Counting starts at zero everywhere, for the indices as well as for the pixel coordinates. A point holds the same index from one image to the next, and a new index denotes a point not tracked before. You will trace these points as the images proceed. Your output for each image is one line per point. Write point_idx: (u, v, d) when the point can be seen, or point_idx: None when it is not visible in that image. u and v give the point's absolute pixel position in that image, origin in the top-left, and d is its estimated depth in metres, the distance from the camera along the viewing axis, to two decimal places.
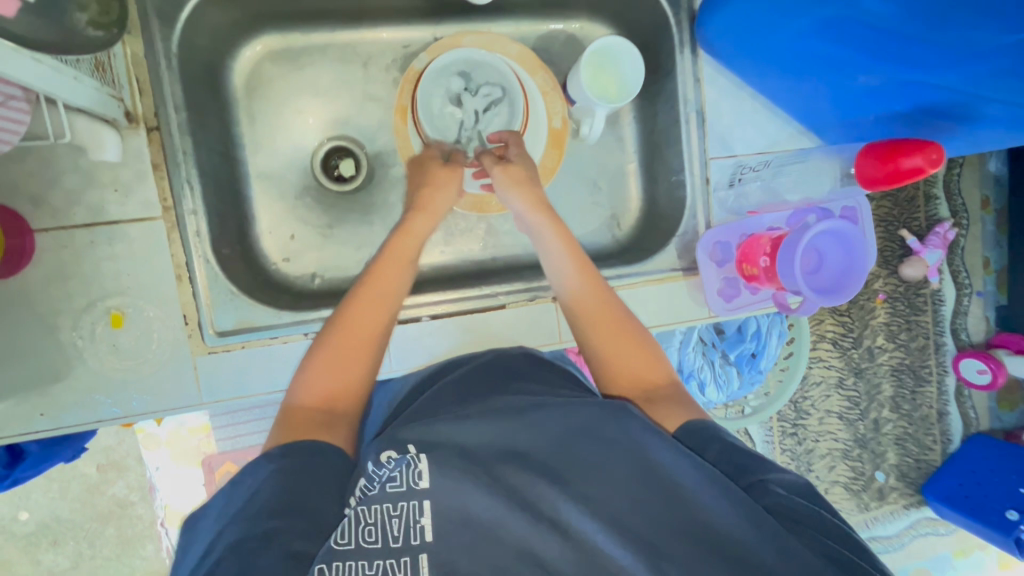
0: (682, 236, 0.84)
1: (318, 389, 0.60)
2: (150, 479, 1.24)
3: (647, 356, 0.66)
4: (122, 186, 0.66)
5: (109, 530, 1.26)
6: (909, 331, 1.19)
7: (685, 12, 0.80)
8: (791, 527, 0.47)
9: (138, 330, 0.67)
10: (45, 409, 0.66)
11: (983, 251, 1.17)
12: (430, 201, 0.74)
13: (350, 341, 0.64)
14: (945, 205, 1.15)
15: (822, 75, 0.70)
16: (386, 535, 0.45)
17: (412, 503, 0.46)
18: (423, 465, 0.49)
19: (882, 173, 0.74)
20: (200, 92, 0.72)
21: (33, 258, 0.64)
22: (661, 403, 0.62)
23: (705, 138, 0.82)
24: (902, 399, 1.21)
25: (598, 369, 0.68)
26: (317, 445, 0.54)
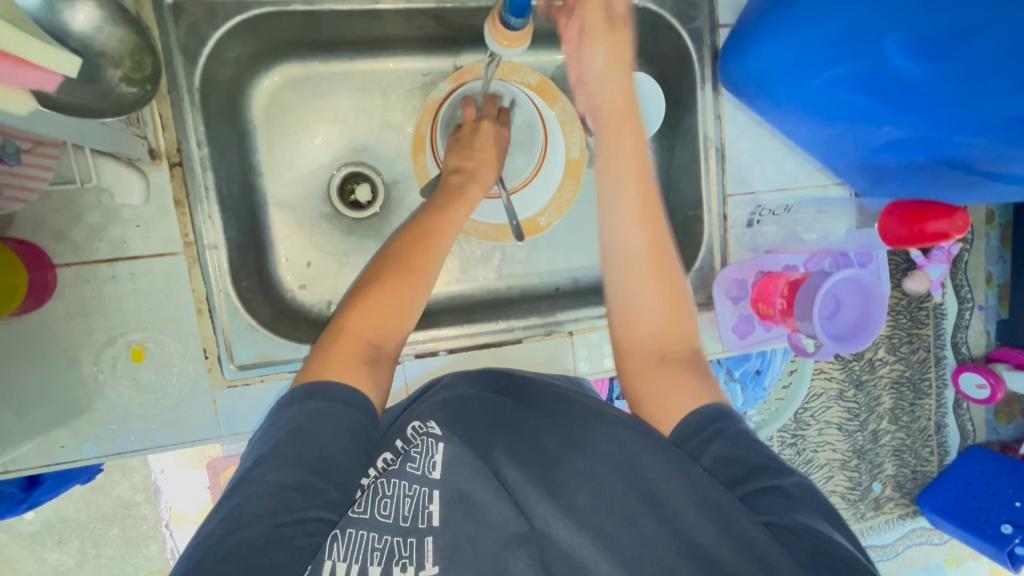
0: (699, 271, 0.83)
1: (364, 325, 0.63)
2: (155, 481, 1.25)
3: (673, 317, 0.65)
4: (144, 222, 0.66)
5: (113, 531, 1.27)
6: (910, 344, 1.20)
7: (707, 48, 0.80)
8: (784, 539, 0.45)
9: (159, 363, 0.68)
10: (66, 441, 0.66)
11: (986, 265, 1.20)
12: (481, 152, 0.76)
13: (397, 287, 0.65)
14: None
15: (847, 120, 0.70)
16: (398, 513, 0.48)
17: (424, 489, 0.50)
18: (440, 456, 0.53)
19: (907, 233, 0.77)
20: (220, 124, 0.72)
21: (55, 293, 0.64)
22: (675, 367, 0.61)
23: (724, 174, 0.82)
24: (901, 411, 1.22)
25: (619, 326, 0.67)
26: (345, 389, 0.56)
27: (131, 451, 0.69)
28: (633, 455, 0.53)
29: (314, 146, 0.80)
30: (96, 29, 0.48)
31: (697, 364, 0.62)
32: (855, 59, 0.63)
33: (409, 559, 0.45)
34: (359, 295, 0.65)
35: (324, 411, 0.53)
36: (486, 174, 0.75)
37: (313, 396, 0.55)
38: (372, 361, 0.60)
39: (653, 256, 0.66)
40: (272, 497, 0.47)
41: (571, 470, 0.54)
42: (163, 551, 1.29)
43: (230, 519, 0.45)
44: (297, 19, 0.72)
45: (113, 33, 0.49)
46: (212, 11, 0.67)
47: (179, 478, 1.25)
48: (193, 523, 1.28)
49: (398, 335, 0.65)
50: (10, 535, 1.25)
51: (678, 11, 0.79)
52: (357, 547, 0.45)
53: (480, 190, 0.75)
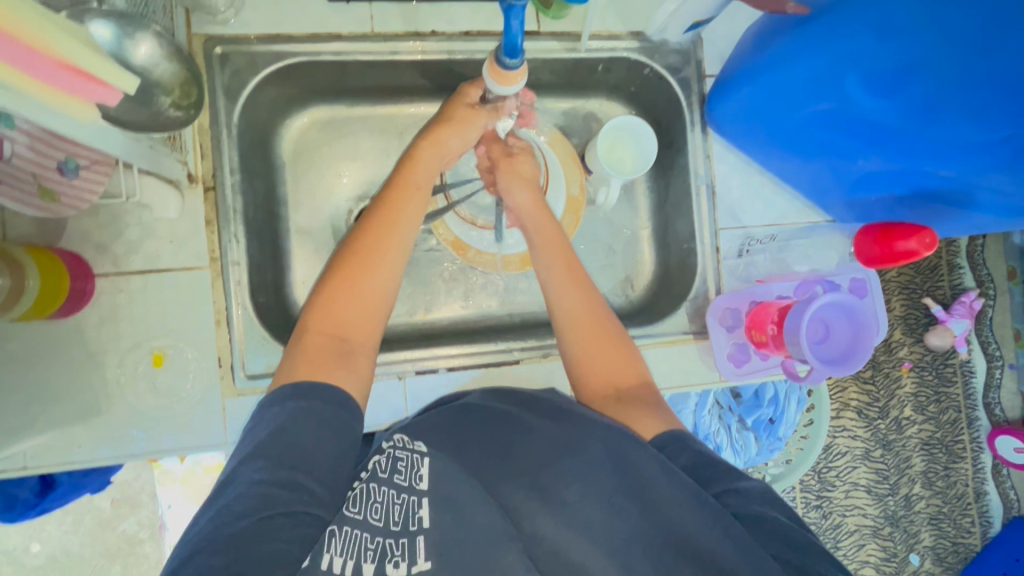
0: (693, 300, 0.87)
1: (336, 315, 0.66)
2: (160, 518, 1.30)
3: (624, 355, 0.71)
4: (177, 238, 0.73)
5: (115, 569, 1.31)
6: (938, 404, 1.24)
7: (696, 94, 0.87)
8: (750, 528, 0.51)
9: (176, 369, 0.73)
10: (82, 441, 0.70)
11: (1012, 323, 1.22)
12: (443, 141, 0.79)
13: (356, 265, 0.68)
14: (969, 275, 1.22)
15: (823, 156, 0.74)
16: (388, 518, 0.51)
17: (412, 498, 0.53)
18: (425, 469, 0.55)
19: (878, 253, 0.78)
20: (251, 157, 0.80)
21: (93, 297, 0.71)
22: (629, 404, 0.66)
23: (715, 209, 0.87)
24: (935, 476, 1.25)
25: (574, 367, 0.72)
26: (320, 386, 0.60)
27: (146, 455, 0.72)
28: (619, 456, 0.55)
29: (335, 180, 0.89)
30: (154, 64, 0.61)
31: (649, 398, 0.67)
32: (826, 99, 0.67)
33: (402, 557, 0.49)
34: (323, 290, 0.68)
35: (305, 411, 0.57)
36: (449, 137, 0.79)
37: (294, 397, 0.58)
38: (346, 354, 0.64)
39: (588, 306, 0.73)
40: (262, 493, 0.50)
41: (559, 469, 0.55)
42: None
43: (220, 518, 0.48)
44: (326, 69, 0.81)
45: (169, 68, 0.62)
46: (253, 60, 0.76)
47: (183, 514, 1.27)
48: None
49: (371, 323, 0.67)
50: (14, 568, 1.30)
51: (667, 63, 0.86)
52: (350, 544, 0.49)
53: (435, 154, 0.78)
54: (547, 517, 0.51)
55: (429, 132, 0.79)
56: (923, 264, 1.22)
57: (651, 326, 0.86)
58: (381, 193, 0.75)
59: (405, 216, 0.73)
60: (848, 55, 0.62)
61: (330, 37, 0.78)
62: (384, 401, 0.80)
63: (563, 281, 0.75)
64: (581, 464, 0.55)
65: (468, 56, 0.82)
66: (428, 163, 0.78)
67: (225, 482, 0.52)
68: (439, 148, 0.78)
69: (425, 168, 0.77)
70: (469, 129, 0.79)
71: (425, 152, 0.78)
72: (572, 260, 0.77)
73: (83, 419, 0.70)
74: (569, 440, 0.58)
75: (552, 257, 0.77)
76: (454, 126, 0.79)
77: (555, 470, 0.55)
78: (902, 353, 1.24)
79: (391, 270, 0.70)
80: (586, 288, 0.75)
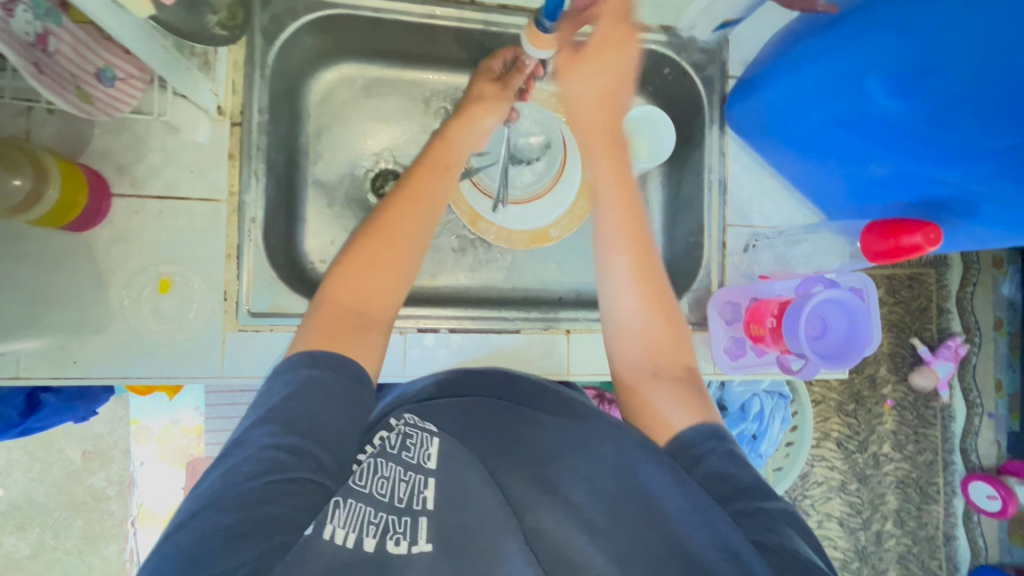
0: (695, 292, 0.89)
1: (354, 287, 0.65)
2: (131, 475, 1.31)
3: (672, 332, 0.69)
4: (198, 168, 0.74)
5: (77, 522, 1.35)
6: (916, 444, 1.28)
7: (717, 94, 0.90)
8: (769, 555, 0.50)
9: (181, 296, 0.73)
10: (78, 357, 0.70)
11: (994, 371, 1.29)
12: (476, 121, 0.80)
13: (379, 237, 0.68)
14: (956, 320, 1.27)
15: (836, 158, 0.77)
16: (394, 495, 0.52)
17: (419, 477, 0.53)
18: (434, 449, 0.56)
19: (883, 248, 0.72)
20: (280, 101, 0.82)
21: (110, 210, 0.71)
22: (668, 380, 0.65)
23: (725, 206, 0.90)
24: (906, 515, 1.29)
25: (616, 340, 0.70)
26: (339, 357, 0.58)
27: (140, 379, 0.72)
28: (627, 458, 0.57)
29: (358, 136, 0.90)
30: None
31: (690, 379, 0.66)
32: (841, 98, 0.70)
33: (403, 534, 0.49)
34: (349, 257, 0.66)
35: (320, 380, 0.56)
36: (483, 114, 0.81)
37: (307, 364, 0.57)
38: (363, 327, 0.63)
39: (647, 270, 0.70)
40: (272, 457, 0.50)
41: (571, 467, 0.58)
42: (120, 552, 1.37)
43: (230, 478, 0.49)
44: (364, 25, 0.83)
45: None
46: (294, 5, 0.78)
47: (154, 474, 1.27)
48: (157, 523, 1.30)
49: (391, 297, 0.66)
50: None
51: (693, 60, 0.89)
52: (353, 518, 0.49)
53: (467, 133, 0.80)
54: (552, 511, 0.55)
55: (461, 113, 0.81)
56: (913, 305, 1.26)
57: None
58: (415, 166, 0.75)
59: (433, 198, 0.73)
60: (864, 56, 0.65)
61: None
62: (383, 356, 0.80)
63: (624, 233, 0.71)
64: (590, 463, 0.58)
65: (502, 30, 0.85)
66: (459, 144, 0.79)
67: (236, 442, 0.52)
68: (469, 130, 0.80)
69: (455, 149, 0.79)
70: (499, 107, 0.81)
71: (456, 133, 0.80)
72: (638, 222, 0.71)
73: (82, 333, 0.70)
74: (581, 437, 0.60)
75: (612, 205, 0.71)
76: (483, 104, 0.81)
77: (564, 464, 0.59)
78: (886, 391, 1.27)
79: (415, 239, 0.70)
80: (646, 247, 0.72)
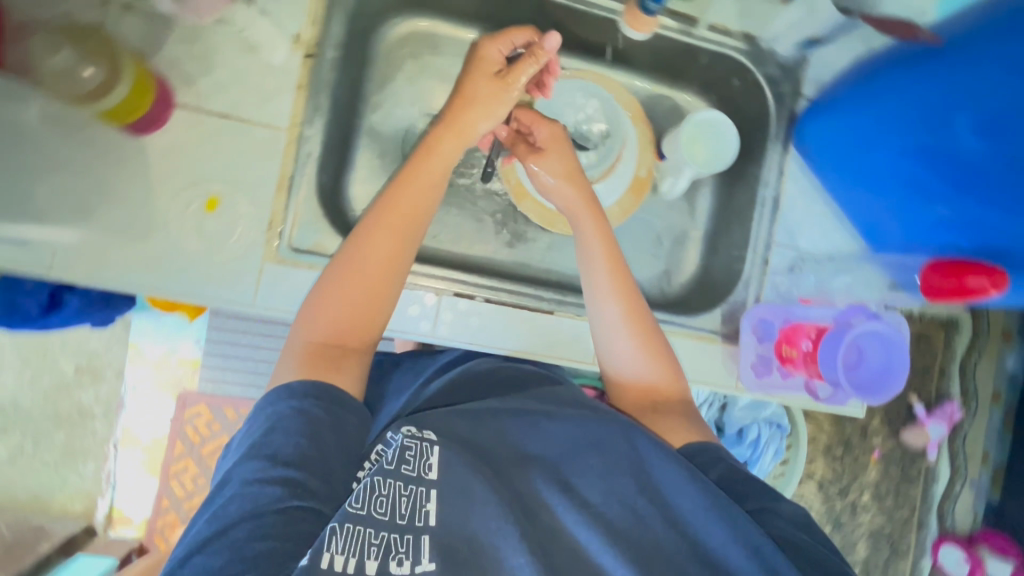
0: (730, 304, 0.89)
1: (325, 320, 0.62)
2: (122, 397, 1.32)
3: (663, 367, 0.71)
4: (265, 93, 0.73)
5: (58, 436, 1.31)
6: (895, 499, 1.29)
7: (787, 110, 0.88)
8: (794, 554, 0.53)
9: (227, 218, 0.72)
10: (113, 260, 0.68)
11: (984, 443, 1.24)
12: (461, 121, 0.73)
13: (354, 265, 0.64)
14: (958, 385, 1.24)
15: (903, 196, 0.78)
16: (394, 511, 0.48)
17: (420, 489, 0.50)
18: (435, 459, 0.53)
19: (947, 285, 0.74)
20: (353, 43, 0.81)
21: (171, 120, 0.70)
22: (664, 415, 0.68)
23: (774, 224, 0.88)
24: (874, 566, 1.29)
25: (612, 376, 0.73)
26: (319, 385, 0.57)
27: (173, 295, 0.71)
28: (644, 457, 0.56)
29: None
30: None
31: (687, 412, 0.69)
32: (925, 134, 0.73)
33: (406, 554, 0.45)
34: (324, 290, 0.63)
35: (298, 411, 0.54)
36: (479, 120, 0.74)
37: (291, 396, 0.55)
38: (339, 356, 0.61)
39: (634, 308, 0.73)
40: (257, 492, 0.48)
41: (584, 465, 0.56)
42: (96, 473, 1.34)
43: (217, 521, 0.47)
44: None
45: None
46: None
47: (145, 400, 1.34)
48: (140, 449, 1.35)
49: (370, 323, 0.64)
50: None
51: (768, 73, 0.88)
52: (352, 540, 0.45)
53: (454, 142, 0.73)
54: (567, 505, 0.53)
55: (449, 117, 0.74)
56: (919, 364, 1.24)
57: (685, 317, 0.88)
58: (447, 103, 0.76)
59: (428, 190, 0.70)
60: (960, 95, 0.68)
61: None
62: (418, 313, 0.81)
63: (616, 270, 0.74)
64: (605, 462, 0.56)
65: (586, 8, 0.87)
66: (449, 153, 0.72)
67: (222, 482, 0.51)
68: (461, 137, 0.73)
69: (442, 159, 0.71)
70: (492, 107, 0.74)
71: (444, 140, 0.73)
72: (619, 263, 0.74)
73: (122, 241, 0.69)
74: (595, 438, 0.58)
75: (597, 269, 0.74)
76: (474, 105, 0.74)
77: (579, 464, 0.56)
78: (875, 442, 1.28)
79: (401, 261, 0.66)
80: (627, 280, 0.74)
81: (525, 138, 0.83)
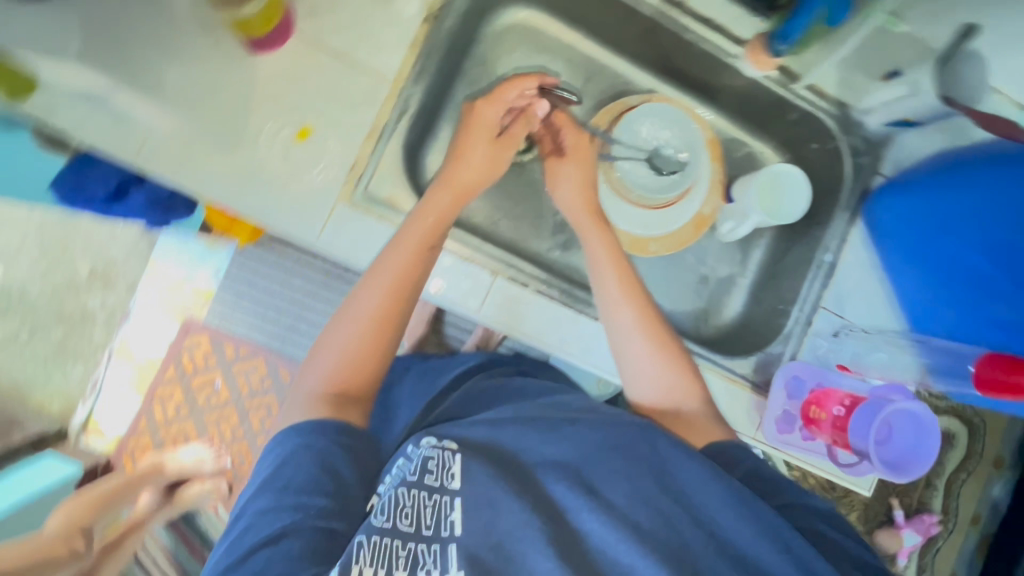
0: (766, 355, 0.89)
1: (326, 364, 0.66)
2: (129, 308, 1.53)
3: (681, 377, 0.75)
4: (380, 44, 0.75)
5: (56, 330, 1.54)
6: None
7: (861, 182, 0.89)
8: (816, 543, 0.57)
9: (314, 150, 0.73)
10: (196, 163, 0.69)
11: (952, 560, 1.35)
12: (455, 177, 0.76)
13: (352, 312, 0.68)
14: (939, 501, 1.33)
15: (968, 288, 0.82)
16: (420, 521, 0.53)
17: (445, 498, 0.55)
18: (456, 467, 0.58)
19: (998, 378, 0.76)
20: (470, 19, 0.83)
21: (287, 43, 0.72)
22: (683, 419, 0.72)
23: (827, 289, 0.88)
24: None
25: (632, 385, 0.77)
26: (329, 423, 0.60)
27: (245, 211, 0.72)
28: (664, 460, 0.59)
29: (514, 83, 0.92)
30: None
31: (707, 412, 0.73)
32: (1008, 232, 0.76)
33: (433, 563, 0.50)
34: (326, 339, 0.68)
35: (308, 446, 0.58)
36: (478, 174, 0.78)
37: (311, 432, 0.59)
38: (342, 397, 0.64)
39: (648, 320, 0.77)
40: (269, 518, 0.54)
41: (604, 471, 0.56)
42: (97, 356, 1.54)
43: (235, 550, 0.53)
44: None
45: None
46: None
47: (150, 315, 1.52)
48: (130, 364, 1.52)
49: (376, 356, 0.67)
50: None
51: (853, 143, 0.89)
52: (381, 552, 0.50)
53: (447, 197, 0.74)
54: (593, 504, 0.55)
55: (443, 173, 0.76)
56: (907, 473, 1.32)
57: (721, 356, 0.89)
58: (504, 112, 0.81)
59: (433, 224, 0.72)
60: None
61: None
62: (467, 287, 0.81)
63: (625, 288, 0.78)
64: (629, 465, 0.58)
65: (698, 40, 0.86)
66: (444, 208, 0.73)
67: (238, 514, 0.57)
68: (459, 193, 0.76)
69: (435, 212, 0.73)
70: (495, 153, 0.79)
71: (438, 194, 0.74)
72: (626, 274, 0.79)
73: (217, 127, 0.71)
74: (618, 441, 0.60)
75: (609, 279, 0.78)
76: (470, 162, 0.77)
77: (603, 470, 0.57)
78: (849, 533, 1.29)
79: (401, 301, 0.69)
80: (637, 292, 0.78)
81: (554, 137, 0.87)
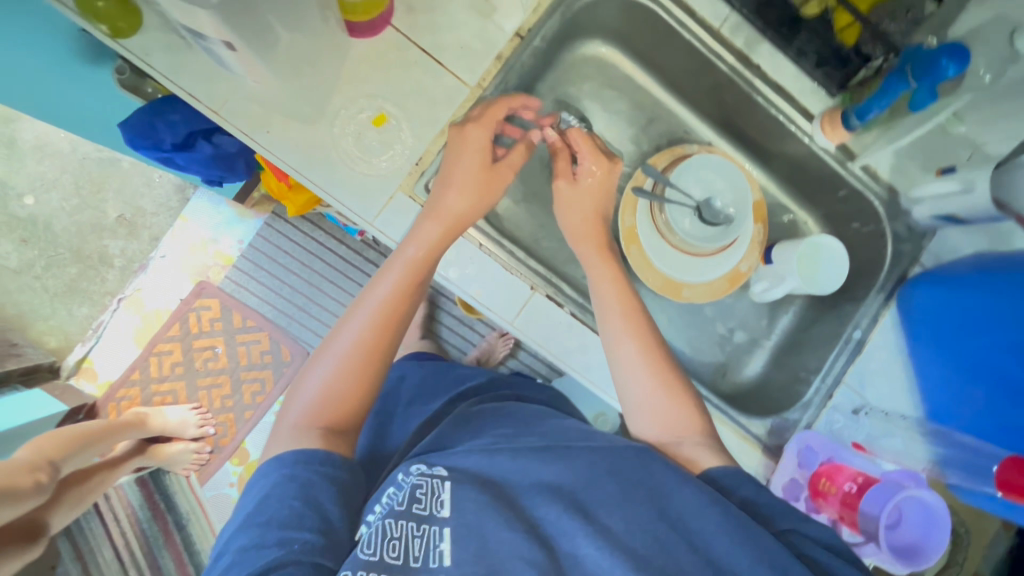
0: (780, 420, 0.91)
1: (312, 396, 0.64)
2: (147, 261, 1.54)
3: (684, 405, 0.70)
4: (467, 50, 0.77)
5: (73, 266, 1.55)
6: None
7: (900, 270, 0.91)
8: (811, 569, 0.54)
9: (386, 136, 0.75)
10: (273, 129, 0.72)
11: None
12: (444, 207, 0.72)
13: (342, 345, 0.66)
14: None
15: (993, 387, 0.76)
16: (409, 553, 0.51)
17: (434, 528, 0.52)
18: (445, 495, 0.55)
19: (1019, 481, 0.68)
20: (554, 43, 0.86)
21: (382, 34, 0.74)
22: (686, 446, 0.67)
23: (851, 366, 0.90)
24: None
25: (634, 411, 0.72)
26: (315, 454, 0.59)
27: (310, 181, 0.74)
28: (666, 485, 0.57)
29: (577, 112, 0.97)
30: None
31: (713, 442, 0.68)
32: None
33: None
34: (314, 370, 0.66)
35: (292, 477, 0.57)
36: (471, 205, 0.73)
37: (293, 463, 0.58)
38: (334, 427, 0.63)
39: (649, 338, 0.74)
40: (256, 554, 0.52)
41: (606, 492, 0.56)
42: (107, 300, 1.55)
43: None
44: (660, 31, 0.87)
45: None
46: None
47: (167, 270, 1.53)
48: (138, 314, 1.52)
49: (367, 387, 0.66)
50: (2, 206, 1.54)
51: (896, 229, 0.91)
52: None
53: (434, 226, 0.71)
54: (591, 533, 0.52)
55: (431, 203, 0.73)
56: None
57: (737, 412, 0.91)
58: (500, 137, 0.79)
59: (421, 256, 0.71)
60: None
61: (686, 10, 0.83)
62: (507, 296, 0.82)
63: (630, 309, 0.75)
64: (628, 493, 0.56)
65: (766, 104, 0.88)
66: (430, 241, 0.71)
67: (218, 553, 0.55)
68: (452, 224, 0.72)
69: (421, 246, 0.71)
70: (489, 188, 0.75)
71: (426, 224, 0.72)
72: (633, 305, 0.76)
73: (273, 61, 0.61)
74: (617, 466, 0.58)
75: (613, 313, 0.75)
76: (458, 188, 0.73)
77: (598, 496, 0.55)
78: None
79: (389, 332, 0.68)
80: (639, 313, 0.75)
81: (570, 152, 0.83)
